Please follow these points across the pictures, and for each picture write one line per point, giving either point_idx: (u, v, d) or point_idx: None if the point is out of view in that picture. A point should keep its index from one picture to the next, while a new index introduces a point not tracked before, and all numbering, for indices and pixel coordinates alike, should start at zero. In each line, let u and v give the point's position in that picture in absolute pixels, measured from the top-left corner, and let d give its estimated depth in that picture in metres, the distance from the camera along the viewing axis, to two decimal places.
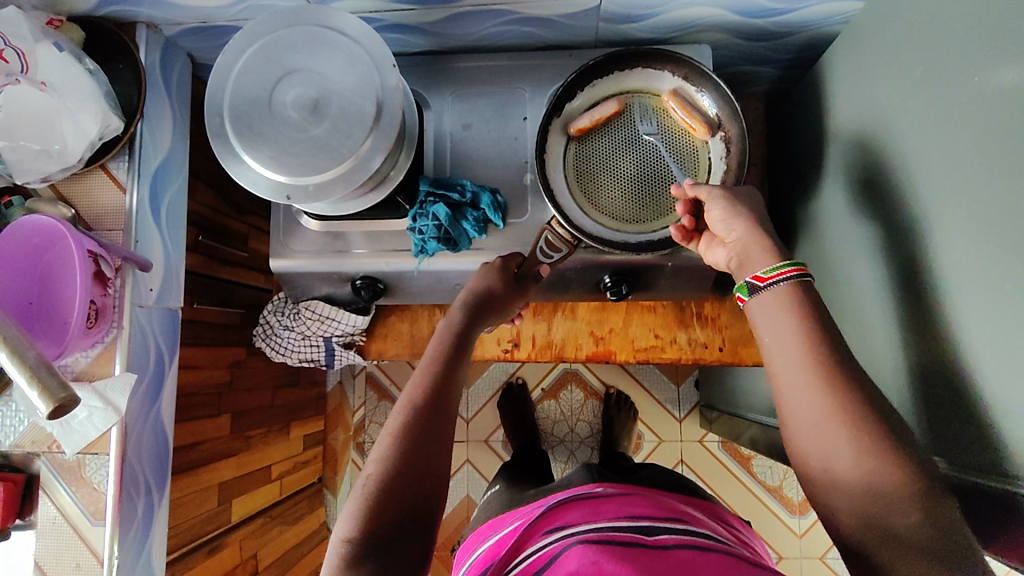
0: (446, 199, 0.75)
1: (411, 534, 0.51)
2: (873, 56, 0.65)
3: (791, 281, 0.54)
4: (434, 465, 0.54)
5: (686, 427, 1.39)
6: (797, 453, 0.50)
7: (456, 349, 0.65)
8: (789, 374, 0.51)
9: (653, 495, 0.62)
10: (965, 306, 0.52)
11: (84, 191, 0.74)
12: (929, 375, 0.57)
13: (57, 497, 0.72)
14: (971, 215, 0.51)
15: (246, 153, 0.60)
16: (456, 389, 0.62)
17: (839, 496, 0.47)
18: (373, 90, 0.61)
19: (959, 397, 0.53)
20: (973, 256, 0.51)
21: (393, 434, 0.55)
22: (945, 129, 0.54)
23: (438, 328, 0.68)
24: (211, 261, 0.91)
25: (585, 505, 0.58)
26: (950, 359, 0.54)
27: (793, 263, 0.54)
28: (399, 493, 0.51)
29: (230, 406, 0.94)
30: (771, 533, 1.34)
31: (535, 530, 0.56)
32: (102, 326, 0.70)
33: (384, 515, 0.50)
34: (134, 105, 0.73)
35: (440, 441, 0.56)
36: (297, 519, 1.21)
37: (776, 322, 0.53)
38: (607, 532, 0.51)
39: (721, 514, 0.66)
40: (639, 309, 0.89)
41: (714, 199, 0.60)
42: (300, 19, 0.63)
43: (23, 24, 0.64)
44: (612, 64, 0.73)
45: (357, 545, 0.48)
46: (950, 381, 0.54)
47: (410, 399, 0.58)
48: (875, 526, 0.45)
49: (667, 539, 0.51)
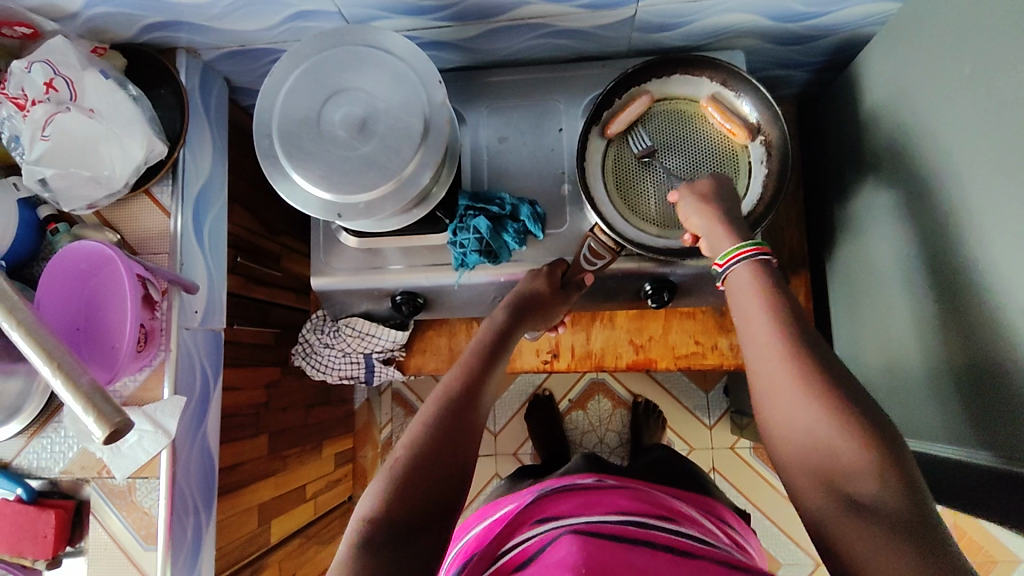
0: (486, 212, 0.75)
1: (435, 519, 0.50)
2: (911, 56, 0.65)
3: (748, 260, 0.57)
4: (464, 456, 0.54)
5: (717, 434, 1.38)
6: (770, 435, 0.51)
7: (495, 348, 0.65)
8: (771, 361, 0.51)
9: (643, 487, 0.62)
10: (1012, 304, 0.52)
11: (128, 216, 0.74)
12: (974, 375, 0.57)
13: (108, 522, 0.71)
14: (1017, 213, 0.51)
15: (295, 172, 0.60)
16: (490, 392, 0.62)
17: (804, 474, 0.48)
18: (420, 106, 0.61)
19: (1007, 396, 0.53)
20: (1020, 254, 0.50)
21: (424, 422, 0.55)
22: (988, 124, 0.54)
23: (479, 328, 0.69)
24: (248, 282, 0.92)
25: (575, 496, 0.58)
26: (997, 357, 0.54)
27: (752, 242, 0.57)
28: (426, 476, 0.51)
29: (267, 426, 0.94)
30: (804, 539, 1.33)
31: (524, 517, 0.56)
32: (150, 350, 0.70)
33: (406, 496, 0.49)
34: (176, 131, 0.74)
35: (471, 435, 0.56)
36: (331, 537, 1.20)
37: (750, 308, 0.54)
38: (596, 524, 0.51)
39: (716, 509, 0.67)
40: (679, 316, 0.88)
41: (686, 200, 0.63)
42: (345, 39, 0.63)
43: (71, 52, 0.65)
44: (651, 72, 0.73)
45: (377, 523, 0.48)
46: (997, 380, 0.54)
47: (444, 392, 0.58)
48: (842, 502, 0.45)
49: (654, 535, 0.51)
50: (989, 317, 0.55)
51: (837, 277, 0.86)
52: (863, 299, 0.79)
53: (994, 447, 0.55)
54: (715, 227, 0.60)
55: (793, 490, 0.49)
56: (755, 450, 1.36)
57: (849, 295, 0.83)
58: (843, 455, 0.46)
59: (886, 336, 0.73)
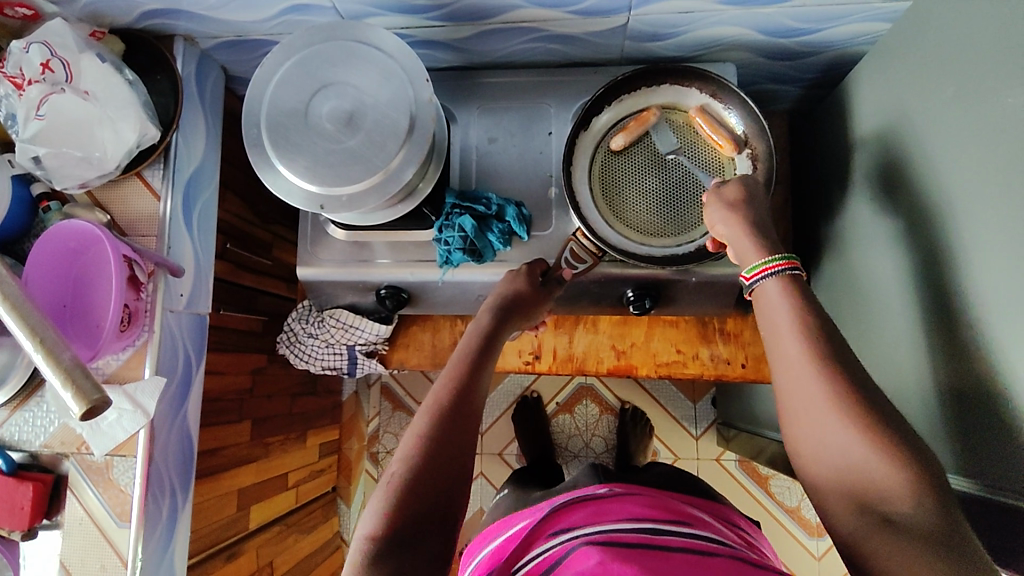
0: (472, 211, 0.76)
1: (435, 534, 0.51)
2: (899, 78, 0.66)
3: (778, 275, 0.57)
4: (456, 467, 0.55)
5: (703, 444, 1.39)
6: (799, 450, 0.51)
7: (483, 353, 0.65)
8: (799, 381, 0.51)
9: (659, 494, 0.61)
10: (996, 326, 0.52)
11: (120, 198, 0.75)
12: (954, 397, 0.57)
13: (85, 498, 0.73)
14: (1001, 237, 0.51)
15: (281, 163, 0.61)
16: (481, 395, 0.62)
17: (833, 489, 0.48)
18: (407, 104, 0.62)
19: (988, 419, 0.53)
20: (1003, 278, 0.51)
21: (419, 433, 0.56)
22: (971, 147, 0.55)
23: (465, 332, 0.68)
24: (237, 269, 0.93)
25: (589, 505, 0.57)
26: (978, 380, 0.54)
27: (782, 257, 0.57)
28: (424, 489, 0.52)
29: (251, 412, 0.95)
30: (786, 554, 1.33)
31: (539, 531, 0.55)
32: (134, 330, 0.71)
33: (403, 514, 0.51)
34: (170, 116, 0.75)
35: (463, 444, 0.57)
36: (312, 527, 1.21)
37: (778, 315, 0.55)
38: (614, 534, 0.51)
39: (727, 514, 0.65)
40: (661, 324, 0.89)
41: (715, 207, 0.64)
42: (337, 34, 0.64)
43: (68, 35, 0.67)
44: (640, 81, 0.74)
45: (379, 542, 0.50)
46: (975, 404, 0.54)
47: (435, 399, 0.59)
48: (871, 517, 0.45)
49: (670, 540, 0.51)
50: (970, 340, 0.55)
51: (822, 292, 0.87)
52: (847, 315, 0.79)
53: (976, 468, 0.55)
54: (743, 240, 0.60)
55: (827, 512, 0.49)
56: (740, 462, 1.37)
57: (835, 311, 0.83)
58: (872, 470, 0.46)
59: (869, 353, 0.73)
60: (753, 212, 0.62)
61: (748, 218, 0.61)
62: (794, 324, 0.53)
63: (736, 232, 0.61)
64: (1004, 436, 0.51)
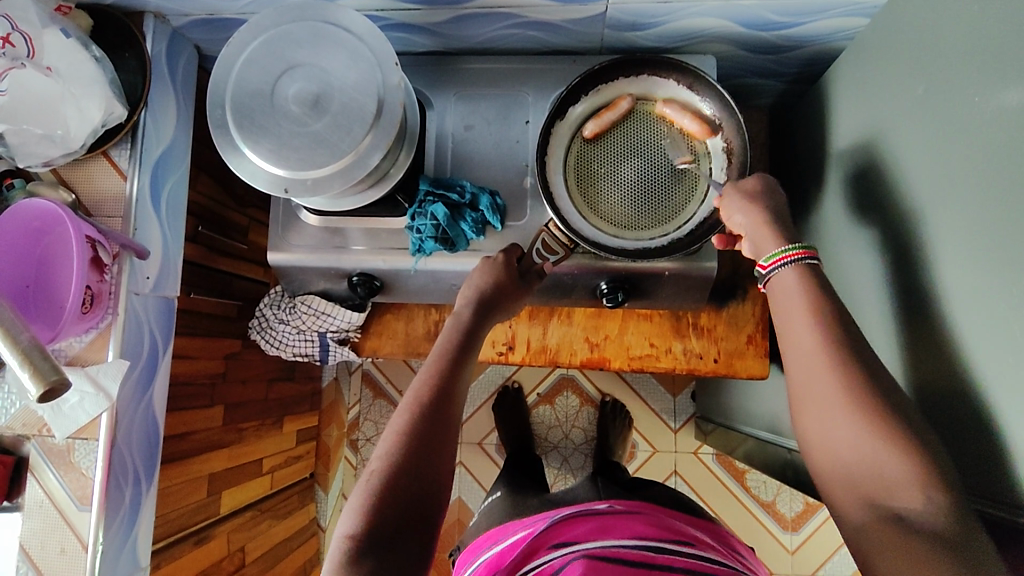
0: (446, 199, 0.75)
1: (414, 532, 0.51)
2: (875, 73, 0.65)
3: (795, 264, 0.57)
4: (437, 467, 0.55)
5: (681, 438, 1.39)
6: (819, 469, 0.50)
7: (463, 351, 0.64)
8: (820, 398, 0.50)
9: (658, 513, 0.59)
10: (959, 326, 0.51)
11: (85, 177, 0.74)
12: (921, 396, 0.57)
13: (46, 481, 0.72)
14: (967, 237, 0.51)
15: (245, 145, 0.60)
16: (460, 392, 0.61)
17: (848, 509, 0.47)
18: (375, 87, 0.61)
19: (952, 418, 0.53)
20: (970, 277, 0.50)
21: (399, 431, 0.55)
22: (940, 145, 0.54)
23: (445, 327, 0.67)
24: (210, 252, 0.92)
25: (592, 520, 0.56)
26: (943, 380, 0.54)
27: (798, 246, 0.58)
28: (404, 487, 0.52)
29: (223, 397, 0.94)
30: (761, 548, 1.33)
31: (541, 543, 0.55)
32: (97, 312, 0.70)
33: (384, 514, 0.50)
34: (138, 94, 0.73)
35: (443, 443, 0.56)
36: (286, 513, 1.20)
37: (795, 321, 0.54)
38: (614, 548, 0.51)
39: (727, 537, 0.62)
40: (635, 317, 0.88)
41: (733, 208, 0.64)
42: (306, 14, 0.63)
43: (31, 9, 0.65)
44: (617, 71, 0.73)
45: (359, 540, 0.49)
46: (944, 405, 0.54)
47: (415, 397, 0.58)
48: (877, 509, 0.46)
49: (673, 560, 0.51)
50: (938, 341, 0.54)
51: None
52: None
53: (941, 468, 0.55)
54: (760, 228, 0.60)
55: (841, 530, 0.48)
56: (718, 456, 1.37)
57: None
58: (890, 489, 0.45)
59: None
60: (771, 206, 0.62)
61: (785, 217, 0.62)
62: (814, 337, 0.52)
63: (755, 223, 0.61)
64: (969, 436, 0.51)
